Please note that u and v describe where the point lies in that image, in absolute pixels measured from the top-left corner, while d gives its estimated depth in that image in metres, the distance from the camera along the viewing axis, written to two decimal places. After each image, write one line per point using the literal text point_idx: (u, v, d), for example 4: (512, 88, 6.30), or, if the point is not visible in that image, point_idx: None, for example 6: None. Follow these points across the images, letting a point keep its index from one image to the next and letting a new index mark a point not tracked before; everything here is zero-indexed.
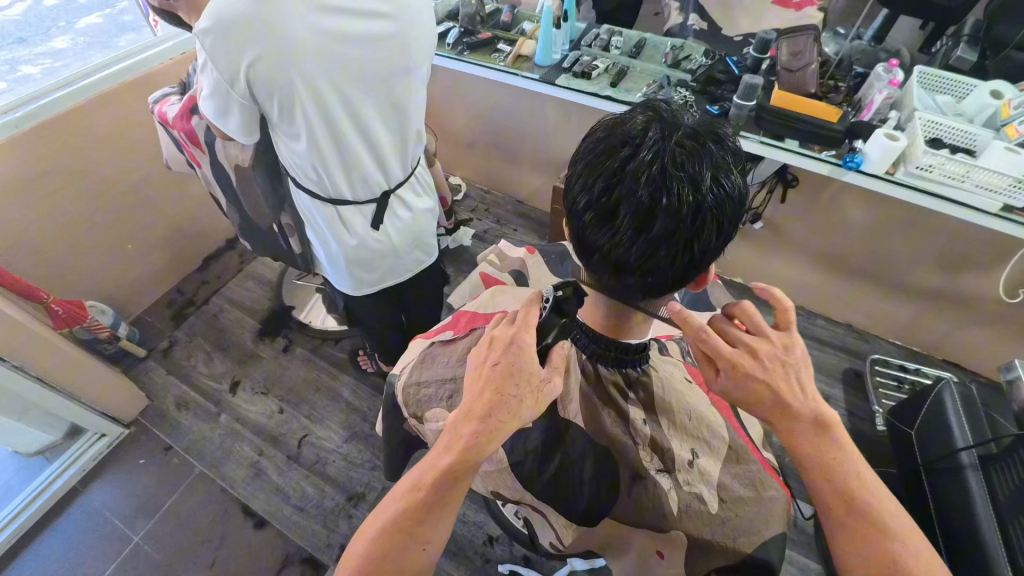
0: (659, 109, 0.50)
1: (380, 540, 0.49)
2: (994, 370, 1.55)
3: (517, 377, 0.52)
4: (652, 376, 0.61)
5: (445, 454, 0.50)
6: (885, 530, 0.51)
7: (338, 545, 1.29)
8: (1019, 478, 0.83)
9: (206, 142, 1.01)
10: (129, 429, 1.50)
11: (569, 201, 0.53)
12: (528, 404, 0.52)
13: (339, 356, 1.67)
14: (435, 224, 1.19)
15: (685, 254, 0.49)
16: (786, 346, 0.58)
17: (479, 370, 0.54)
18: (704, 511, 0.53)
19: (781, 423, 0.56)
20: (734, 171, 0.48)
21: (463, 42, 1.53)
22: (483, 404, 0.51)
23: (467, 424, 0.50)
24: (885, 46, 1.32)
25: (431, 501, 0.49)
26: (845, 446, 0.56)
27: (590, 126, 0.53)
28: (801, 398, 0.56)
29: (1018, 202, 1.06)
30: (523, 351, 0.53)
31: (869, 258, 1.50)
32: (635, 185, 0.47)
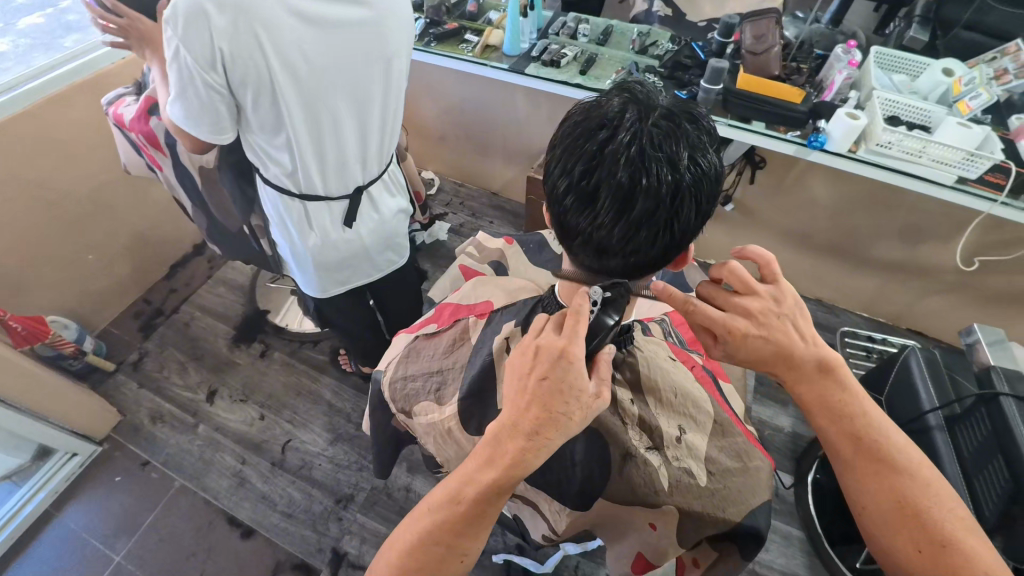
0: (632, 90, 0.51)
1: (419, 551, 0.50)
2: (953, 335, 1.63)
3: (567, 395, 0.48)
4: (637, 356, 0.61)
5: (489, 469, 0.48)
6: (892, 463, 0.56)
7: (329, 549, 1.28)
8: (981, 436, 0.88)
9: (167, 144, 0.98)
10: (102, 446, 1.45)
11: (549, 187, 0.53)
12: (577, 421, 0.48)
13: (319, 358, 1.64)
14: (407, 224, 1.18)
15: (666, 234, 0.50)
16: (777, 298, 0.60)
17: (524, 382, 0.49)
18: (694, 484, 0.55)
19: (785, 371, 0.59)
20: (711, 151, 0.49)
21: (429, 34, 1.51)
22: (530, 421, 0.47)
23: (511, 441, 0.48)
24: (841, 29, 1.36)
25: (468, 517, 0.49)
26: (851, 386, 0.59)
27: (566, 111, 0.53)
28: (803, 346, 0.58)
29: (970, 174, 1.11)
30: (573, 366, 0.48)
31: (836, 234, 1.56)
32: (614, 167, 0.47)
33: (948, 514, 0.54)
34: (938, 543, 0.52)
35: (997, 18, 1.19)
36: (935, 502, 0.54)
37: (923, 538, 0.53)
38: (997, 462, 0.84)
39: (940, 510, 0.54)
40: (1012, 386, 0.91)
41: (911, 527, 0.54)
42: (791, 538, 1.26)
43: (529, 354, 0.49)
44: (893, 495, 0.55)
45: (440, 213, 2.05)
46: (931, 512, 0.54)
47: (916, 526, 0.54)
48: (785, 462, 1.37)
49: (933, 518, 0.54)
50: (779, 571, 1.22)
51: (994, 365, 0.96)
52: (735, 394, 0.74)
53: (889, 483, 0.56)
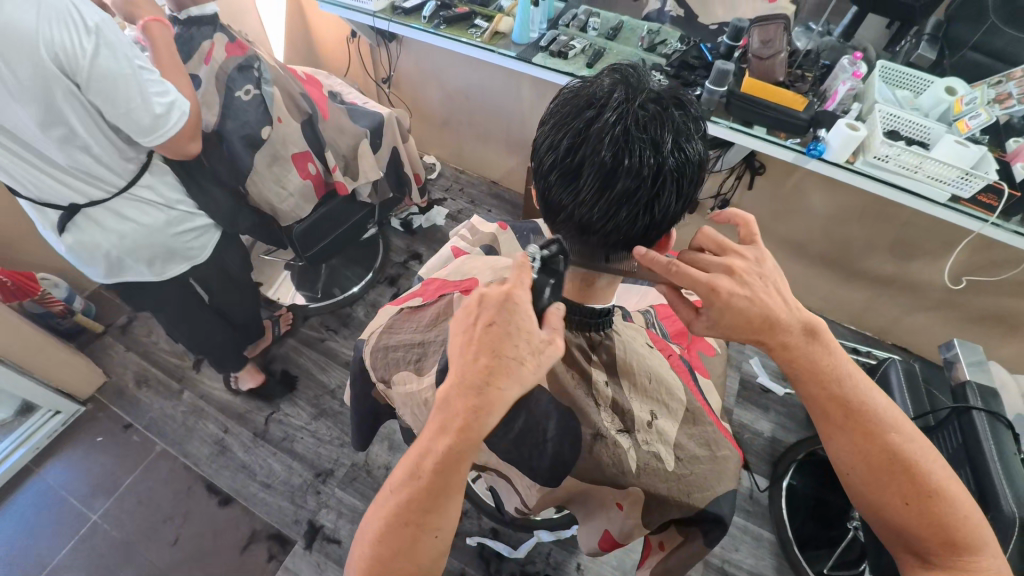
0: (624, 73, 0.51)
1: (387, 535, 0.48)
2: (935, 352, 1.65)
3: (515, 339, 0.48)
4: (614, 340, 0.61)
5: (441, 437, 0.47)
6: (879, 422, 0.57)
7: (305, 521, 1.29)
8: (952, 448, 0.91)
9: None
10: (86, 406, 1.45)
11: (536, 161, 0.54)
12: (529, 366, 0.48)
13: (308, 333, 1.64)
14: (170, 238, 1.05)
15: (646, 215, 0.51)
16: (758, 259, 0.61)
17: (469, 334, 0.49)
18: (661, 468, 0.55)
19: (772, 338, 0.58)
20: (696, 138, 0.49)
21: (439, 16, 1.50)
22: (479, 372, 0.47)
23: (461, 401, 0.47)
24: (852, 44, 1.35)
25: (432, 492, 0.48)
26: (835, 350, 0.59)
27: (559, 90, 0.53)
28: (791, 315, 0.58)
29: (963, 193, 1.14)
30: (519, 308, 0.49)
31: (828, 244, 1.57)
32: (597, 145, 0.48)
33: (934, 465, 0.55)
34: (924, 494, 0.54)
35: (1004, 41, 1.19)
36: (921, 455, 0.56)
37: (909, 491, 0.54)
38: (964, 471, 0.86)
39: (926, 463, 0.55)
40: (986, 402, 0.92)
41: (895, 481, 0.55)
42: (761, 540, 1.27)
43: (472, 305, 0.50)
44: (881, 453, 0.56)
45: (439, 198, 2.05)
46: (917, 465, 0.55)
47: (903, 479, 0.55)
48: (761, 465, 1.39)
49: (920, 470, 0.55)
50: (747, 570, 1.23)
51: (969, 381, 0.97)
52: (713, 390, 0.76)
53: (878, 442, 0.56)
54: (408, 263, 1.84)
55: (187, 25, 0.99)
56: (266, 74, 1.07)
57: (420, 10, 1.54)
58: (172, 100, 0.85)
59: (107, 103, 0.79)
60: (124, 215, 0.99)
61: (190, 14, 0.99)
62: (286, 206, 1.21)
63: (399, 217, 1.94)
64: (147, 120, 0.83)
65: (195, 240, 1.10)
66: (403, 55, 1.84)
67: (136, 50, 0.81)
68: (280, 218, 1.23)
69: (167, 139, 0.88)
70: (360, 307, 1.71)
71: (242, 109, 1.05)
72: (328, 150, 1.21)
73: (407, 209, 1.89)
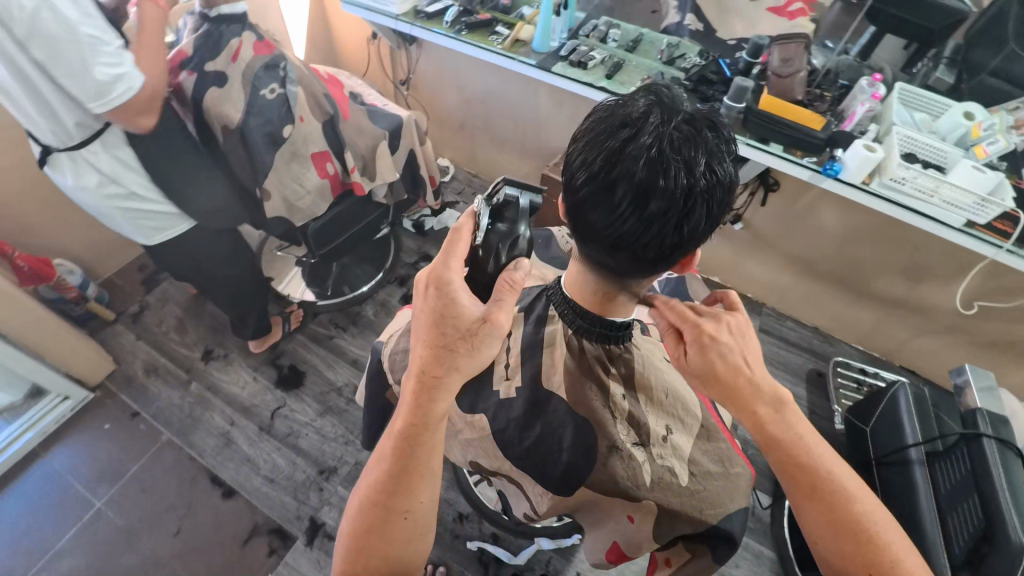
0: (658, 92, 0.51)
1: (361, 514, 0.53)
2: (942, 376, 1.65)
3: (446, 323, 0.54)
4: (633, 353, 0.61)
5: (395, 419, 0.54)
6: (841, 489, 0.54)
7: (307, 517, 1.29)
8: (960, 473, 0.90)
9: (193, 97, 1.07)
10: (94, 392, 1.46)
11: (568, 178, 0.53)
12: (462, 350, 0.53)
13: (316, 329, 1.65)
14: (128, 205, 1.08)
15: (676, 236, 0.50)
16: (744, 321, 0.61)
17: (417, 327, 0.57)
18: (675, 482, 0.55)
19: (748, 399, 0.56)
20: (727, 160, 0.49)
21: (461, 22, 1.52)
22: (418, 359, 0.54)
23: (408, 385, 0.54)
24: (869, 64, 1.37)
25: (397, 473, 0.53)
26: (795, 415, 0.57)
27: (592, 107, 0.52)
28: (761, 378, 0.57)
29: (978, 219, 1.14)
30: (450, 292, 0.56)
31: (839, 264, 1.57)
32: (632, 164, 0.47)
33: (895, 536, 0.52)
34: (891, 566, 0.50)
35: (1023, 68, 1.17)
36: (882, 525, 0.52)
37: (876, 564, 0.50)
38: (972, 500, 0.86)
39: (888, 532, 0.52)
40: (995, 430, 0.92)
41: (861, 554, 0.51)
42: (762, 557, 1.27)
43: (418, 294, 0.58)
44: (844, 521, 0.52)
45: (451, 201, 2.06)
46: (879, 535, 0.51)
47: (868, 551, 0.51)
48: (764, 482, 1.39)
49: (884, 541, 0.51)
50: None
51: (980, 407, 0.96)
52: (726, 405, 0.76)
53: (840, 510, 0.52)
54: (418, 264, 1.85)
55: (217, 22, 1.02)
56: (291, 74, 1.09)
57: (442, 15, 1.56)
58: (121, 73, 0.87)
59: (48, 59, 0.81)
60: (79, 175, 1.02)
61: (221, 12, 1.02)
62: (303, 204, 1.23)
63: (411, 218, 1.95)
64: (89, 85, 0.84)
65: (155, 219, 1.13)
66: (423, 58, 1.86)
67: (92, 21, 0.83)
68: (296, 216, 1.25)
69: (111, 109, 0.89)
70: (369, 306, 1.73)
71: (266, 107, 1.07)
72: (347, 151, 1.23)
73: (420, 211, 1.91)
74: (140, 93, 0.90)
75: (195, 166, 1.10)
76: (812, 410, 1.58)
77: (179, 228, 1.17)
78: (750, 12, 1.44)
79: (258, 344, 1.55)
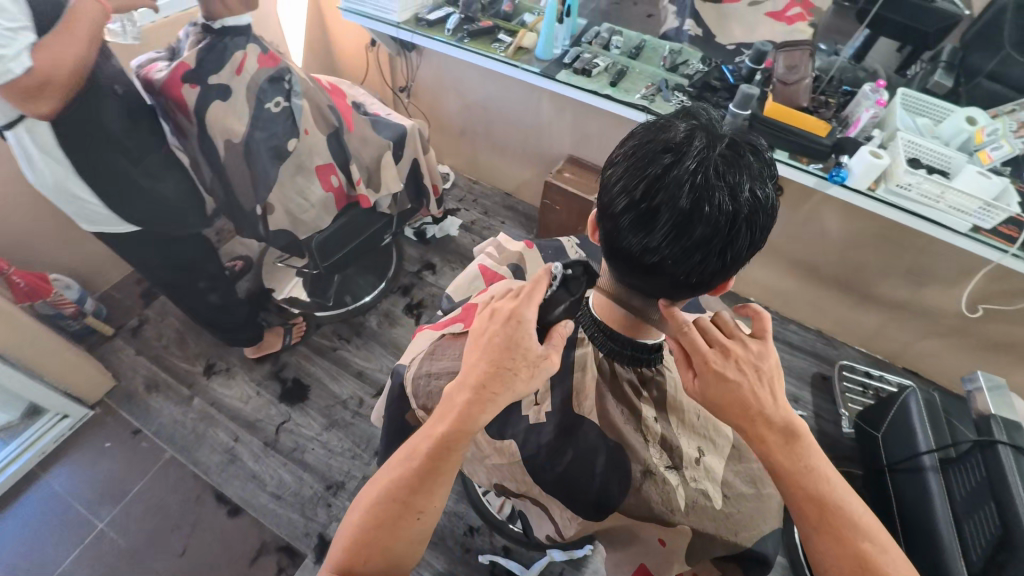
0: (696, 115, 0.50)
1: (377, 507, 0.52)
2: (946, 378, 1.66)
3: (512, 351, 0.52)
4: (665, 376, 0.61)
5: (440, 422, 0.52)
6: (854, 528, 0.49)
7: (316, 534, 1.27)
8: (976, 479, 0.90)
9: (194, 111, 1.03)
10: (94, 410, 1.43)
11: (604, 203, 0.52)
12: (523, 377, 0.52)
13: (320, 341, 1.63)
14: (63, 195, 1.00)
15: (718, 261, 0.49)
16: (761, 354, 0.55)
17: (477, 341, 0.54)
18: (709, 506, 0.54)
19: (753, 431, 0.52)
20: (769, 184, 0.49)
21: (463, 30, 1.51)
22: (477, 374, 0.52)
23: (461, 396, 0.52)
24: (864, 66, 1.38)
25: (424, 473, 0.52)
26: (811, 448, 0.52)
27: (629, 130, 0.52)
28: (773, 408, 0.52)
29: (984, 225, 1.14)
30: (522, 326, 0.53)
31: (842, 268, 1.58)
32: (676, 192, 0.46)
33: None
34: None
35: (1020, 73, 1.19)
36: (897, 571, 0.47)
37: None
38: (989, 507, 0.85)
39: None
40: (1010, 436, 0.92)
41: None
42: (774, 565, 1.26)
43: (487, 316, 0.55)
44: (853, 561, 0.48)
45: (453, 208, 2.05)
46: None
47: None
48: None
49: None
50: None
51: (994, 413, 0.97)
52: None
53: (850, 548, 0.48)
54: (420, 273, 1.83)
55: (221, 34, 1.01)
56: (296, 87, 1.10)
57: (443, 22, 1.55)
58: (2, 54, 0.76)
59: None
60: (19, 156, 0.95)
61: (224, 24, 1.01)
62: (307, 217, 1.21)
63: (413, 226, 1.94)
64: None
65: (90, 214, 1.04)
66: (423, 65, 1.85)
67: None
68: (301, 229, 1.23)
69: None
70: (373, 316, 1.71)
71: (271, 121, 1.07)
72: (352, 163, 1.23)
73: (421, 219, 1.89)
74: (26, 80, 0.80)
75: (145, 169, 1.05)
76: (819, 414, 1.59)
77: (118, 228, 1.08)
78: (748, 16, 1.44)
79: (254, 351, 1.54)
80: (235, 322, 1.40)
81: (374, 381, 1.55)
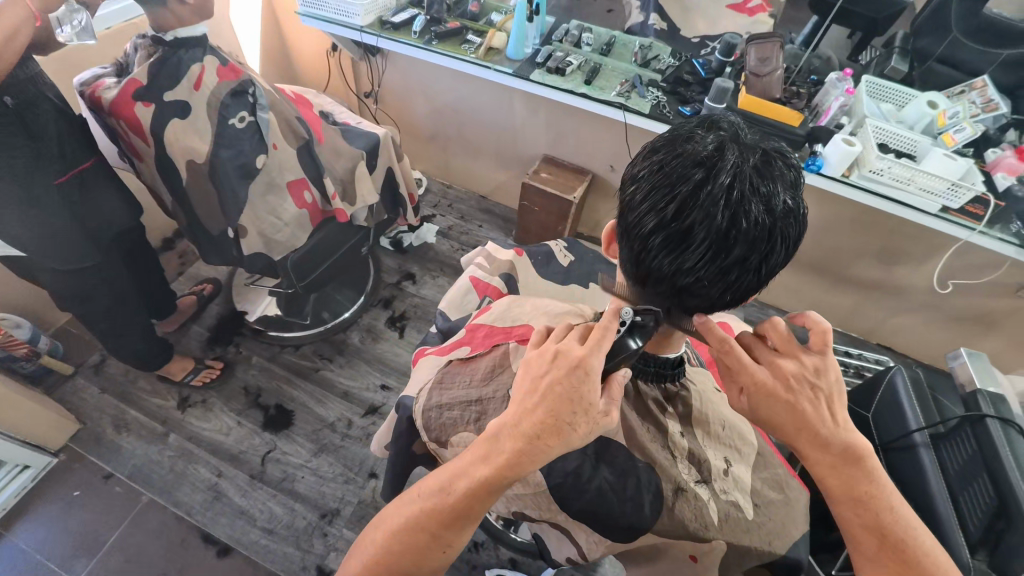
0: (719, 126, 0.49)
1: (402, 533, 0.50)
2: (918, 351, 1.72)
3: (575, 404, 0.47)
4: (689, 390, 0.61)
5: (483, 465, 0.48)
6: (917, 562, 0.51)
7: (314, 567, 1.21)
8: (970, 451, 0.91)
9: (152, 133, 0.95)
10: (58, 457, 1.33)
11: (629, 222, 0.50)
12: (581, 433, 0.47)
13: (300, 362, 1.56)
14: None
15: (753, 276, 0.48)
16: (818, 368, 0.57)
17: (535, 383, 0.49)
18: (741, 517, 0.54)
19: (808, 448, 0.55)
20: (799, 193, 0.48)
21: (430, 31, 1.47)
22: (533, 422, 0.47)
23: (511, 441, 0.47)
24: (815, 52, 1.39)
25: (457, 510, 0.48)
26: (878, 478, 0.54)
27: (648, 144, 0.50)
28: (833, 430, 0.54)
29: (952, 204, 1.18)
30: (587, 378, 0.48)
31: (818, 253, 1.62)
32: (711, 210, 0.44)
33: None
34: None
35: (967, 54, 1.24)
36: None
37: None
38: (982, 480, 0.87)
39: None
40: (997, 410, 0.97)
41: None
42: None
43: (549, 357, 0.50)
44: None
45: (428, 215, 2.00)
46: None
47: None
48: None
49: None
50: None
51: (980, 390, 1.01)
52: None
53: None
54: (401, 284, 1.78)
55: (174, 47, 0.94)
56: (261, 99, 1.04)
57: (409, 25, 1.49)
58: None
59: None
60: None
61: (178, 35, 0.94)
62: (281, 237, 1.14)
63: (389, 236, 1.88)
64: None
65: None
66: (388, 69, 1.79)
67: None
68: (275, 250, 1.16)
69: None
70: (354, 332, 1.65)
71: (237, 137, 1.02)
72: (326, 176, 1.16)
73: (396, 228, 1.84)
74: None
75: (37, 194, 0.95)
76: None
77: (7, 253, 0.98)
78: (711, 11, 1.48)
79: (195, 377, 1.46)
80: (129, 349, 1.26)
81: (362, 400, 1.49)
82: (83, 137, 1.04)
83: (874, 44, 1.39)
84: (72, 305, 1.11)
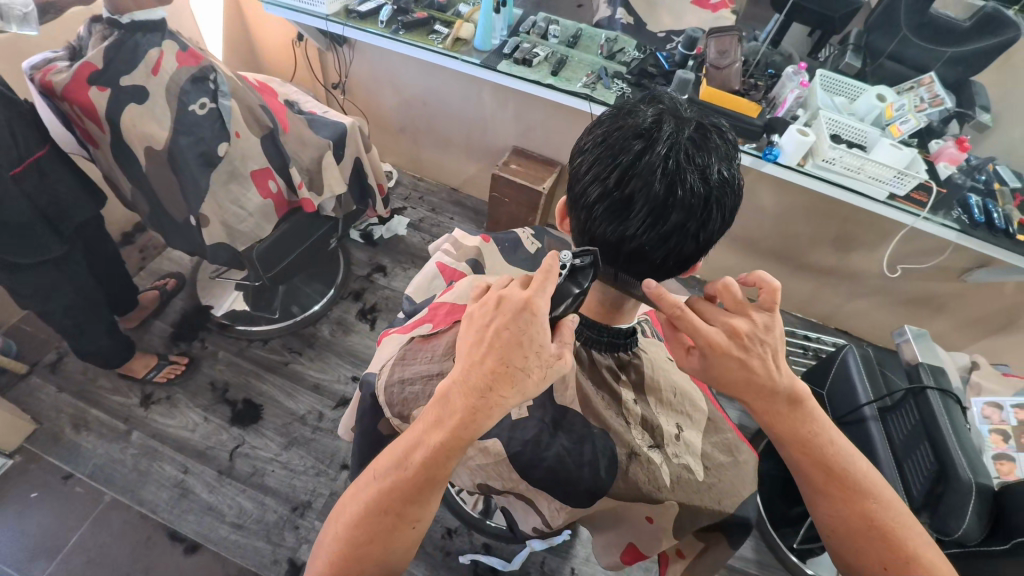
0: (660, 101, 0.51)
1: (366, 520, 0.50)
2: (872, 334, 1.81)
3: (526, 348, 0.49)
4: (642, 358, 0.63)
5: (436, 429, 0.49)
6: (861, 488, 0.55)
7: (285, 560, 1.20)
8: (913, 423, 0.98)
9: (108, 119, 0.94)
10: (13, 458, 1.28)
11: (577, 193, 0.52)
12: (536, 379, 0.49)
13: (268, 356, 1.54)
14: None
15: (692, 242, 0.51)
16: (767, 326, 0.57)
17: (482, 334, 0.50)
18: (691, 479, 0.56)
19: (756, 401, 0.57)
20: (735, 164, 0.50)
21: (397, 21, 1.46)
22: (484, 375, 0.48)
23: (463, 398, 0.49)
24: (779, 50, 1.43)
25: (417, 482, 0.50)
26: (818, 416, 0.58)
27: (595, 118, 0.52)
28: (780, 378, 0.56)
29: (898, 191, 1.25)
30: (535, 320, 0.50)
31: (778, 241, 1.68)
32: (649, 177, 0.47)
33: (916, 535, 0.53)
34: (903, 558, 0.52)
35: (915, 52, 1.31)
36: (902, 522, 0.54)
37: (886, 555, 0.52)
38: (924, 447, 0.94)
39: (907, 531, 0.53)
40: (937, 380, 1.02)
41: (876, 543, 0.53)
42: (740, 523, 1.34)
43: (492, 306, 0.51)
44: (861, 518, 0.54)
45: (399, 207, 1.99)
46: (896, 530, 0.53)
47: (883, 544, 0.53)
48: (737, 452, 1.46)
49: (901, 538, 0.53)
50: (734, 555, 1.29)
51: (921, 362, 1.07)
52: None
53: (858, 505, 0.55)
54: (372, 276, 1.77)
55: (131, 29, 0.93)
56: (222, 86, 1.02)
57: (376, 14, 1.48)
58: None
59: None
60: None
61: (134, 18, 0.93)
62: (245, 227, 1.13)
63: (359, 228, 1.88)
64: None
65: None
66: (357, 60, 1.78)
67: None
68: (239, 240, 1.14)
69: None
70: (325, 325, 1.63)
71: (197, 124, 0.99)
72: (291, 166, 1.14)
73: (367, 220, 1.83)
74: None
75: None
76: None
77: None
78: (676, 6, 1.51)
79: (160, 375, 1.42)
80: (90, 347, 1.23)
81: (333, 393, 1.48)
82: (33, 124, 1.00)
83: (832, 42, 1.43)
84: (25, 300, 1.07)
